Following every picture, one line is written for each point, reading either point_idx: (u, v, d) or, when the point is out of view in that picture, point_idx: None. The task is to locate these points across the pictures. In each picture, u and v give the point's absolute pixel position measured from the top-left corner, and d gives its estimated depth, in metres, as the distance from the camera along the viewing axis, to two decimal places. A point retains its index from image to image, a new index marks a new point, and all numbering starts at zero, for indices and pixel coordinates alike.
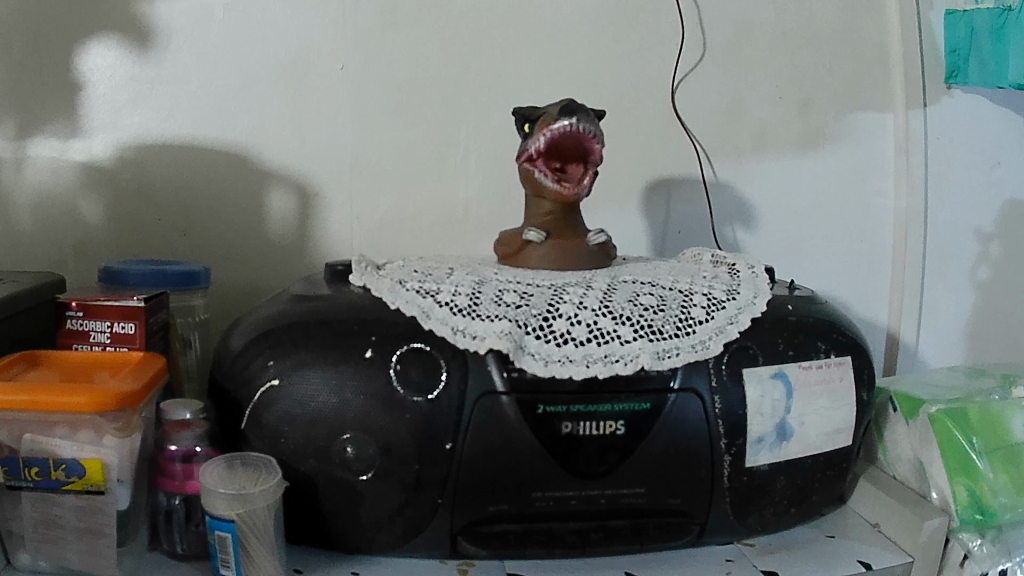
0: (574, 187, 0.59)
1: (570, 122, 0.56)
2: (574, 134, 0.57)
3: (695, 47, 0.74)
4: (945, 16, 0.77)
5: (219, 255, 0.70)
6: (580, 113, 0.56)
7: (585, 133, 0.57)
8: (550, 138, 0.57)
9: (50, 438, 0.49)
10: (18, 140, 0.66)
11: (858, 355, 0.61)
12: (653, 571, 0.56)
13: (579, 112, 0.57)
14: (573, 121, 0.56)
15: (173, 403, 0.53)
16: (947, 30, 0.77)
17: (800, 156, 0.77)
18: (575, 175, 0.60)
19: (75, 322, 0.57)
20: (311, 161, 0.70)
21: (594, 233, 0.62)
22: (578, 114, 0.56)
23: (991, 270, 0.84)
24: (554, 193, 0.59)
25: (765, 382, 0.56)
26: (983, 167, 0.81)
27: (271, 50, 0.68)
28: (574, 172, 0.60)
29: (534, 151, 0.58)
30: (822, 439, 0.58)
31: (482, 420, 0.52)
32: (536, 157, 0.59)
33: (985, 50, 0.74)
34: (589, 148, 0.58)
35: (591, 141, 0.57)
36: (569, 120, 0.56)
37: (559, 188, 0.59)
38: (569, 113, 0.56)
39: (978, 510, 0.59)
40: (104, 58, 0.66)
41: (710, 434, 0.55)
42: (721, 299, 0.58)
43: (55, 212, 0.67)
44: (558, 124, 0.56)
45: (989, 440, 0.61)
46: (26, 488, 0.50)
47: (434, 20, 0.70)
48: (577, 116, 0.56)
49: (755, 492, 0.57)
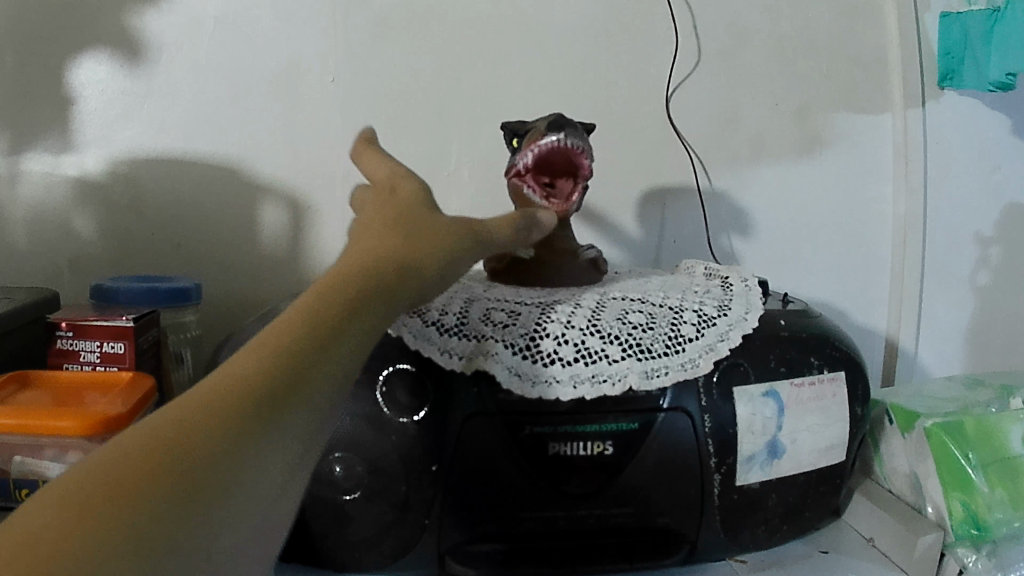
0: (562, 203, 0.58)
1: (561, 136, 0.56)
2: (563, 149, 0.56)
3: (690, 54, 0.73)
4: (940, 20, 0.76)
5: (210, 269, 0.70)
6: (567, 128, 0.56)
7: (573, 148, 0.56)
8: (538, 154, 0.56)
9: (39, 460, 0.50)
10: (12, 155, 0.66)
11: (852, 370, 0.60)
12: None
13: (566, 126, 0.56)
14: (560, 136, 0.55)
15: None
16: (943, 32, 0.75)
17: (799, 162, 0.76)
18: (563, 190, 0.59)
19: (65, 341, 0.58)
20: (304, 174, 0.70)
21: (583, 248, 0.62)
22: (565, 130, 0.56)
23: (991, 275, 0.83)
24: (543, 209, 0.58)
25: (756, 399, 0.55)
26: (983, 171, 0.80)
27: (263, 64, 0.68)
28: (563, 187, 0.59)
29: (523, 168, 0.58)
30: (815, 455, 0.58)
31: (469, 442, 0.52)
32: (524, 174, 0.58)
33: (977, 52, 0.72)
34: (577, 163, 0.58)
35: (580, 156, 0.57)
36: (557, 135, 0.55)
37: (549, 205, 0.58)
38: (558, 128, 0.56)
39: (974, 525, 0.58)
40: (96, 72, 0.66)
41: (699, 452, 0.54)
42: (712, 315, 0.57)
43: (51, 227, 0.67)
44: (546, 139, 0.55)
45: (986, 454, 0.60)
46: (18, 509, 0.52)
47: (424, 30, 0.69)
48: (565, 131, 0.56)
49: (746, 510, 0.56)
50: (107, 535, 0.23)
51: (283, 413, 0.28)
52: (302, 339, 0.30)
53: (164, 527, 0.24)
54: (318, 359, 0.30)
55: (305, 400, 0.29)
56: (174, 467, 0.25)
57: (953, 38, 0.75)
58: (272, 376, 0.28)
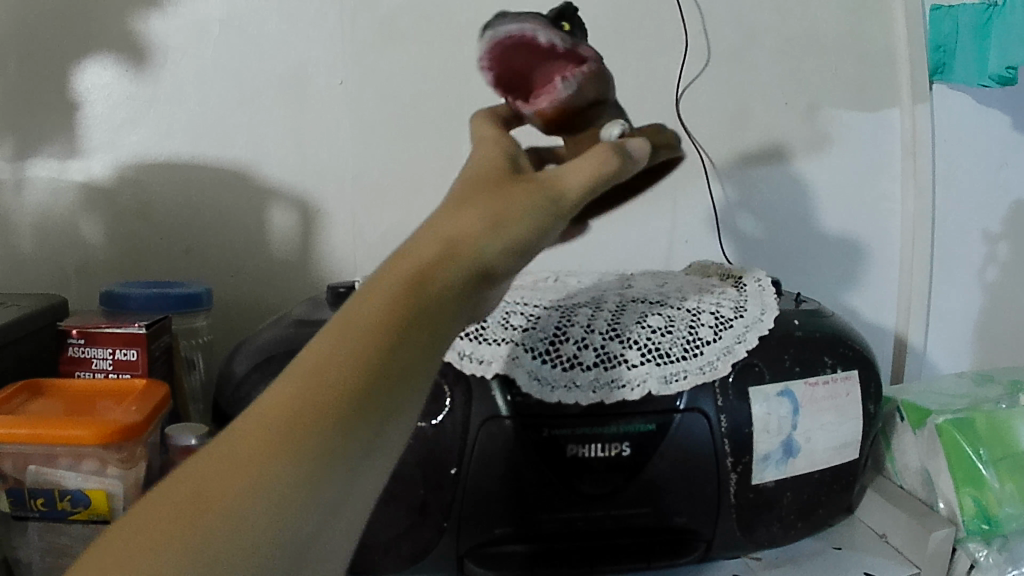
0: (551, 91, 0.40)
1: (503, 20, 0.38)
2: (511, 37, 0.37)
3: (699, 54, 0.72)
4: (930, 13, 0.75)
5: (220, 273, 0.70)
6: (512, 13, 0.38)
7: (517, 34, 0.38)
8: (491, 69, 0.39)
9: (55, 469, 0.52)
10: (16, 161, 0.65)
11: (865, 369, 0.60)
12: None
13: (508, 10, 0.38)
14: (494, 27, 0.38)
15: None
16: (932, 26, 0.75)
17: (808, 159, 0.76)
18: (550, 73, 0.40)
19: (76, 348, 0.57)
20: (314, 176, 0.69)
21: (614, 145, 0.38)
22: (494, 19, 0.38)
23: (1000, 271, 0.84)
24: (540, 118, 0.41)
25: (772, 399, 0.55)
26: (991, 168, 0.81)
27: (270, 67, 0.67)
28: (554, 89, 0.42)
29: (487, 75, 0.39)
30: (829, 453, 0.58)
31: (488, 444, 0.52)
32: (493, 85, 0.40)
33: (967, 48, 0.72)
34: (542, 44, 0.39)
35: (530, 38, 0.38)
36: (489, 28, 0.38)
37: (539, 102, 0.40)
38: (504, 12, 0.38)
39: (985, 519, 0.59)
40: (100, 77, 0.65)
41: (716, 453, 0.55)
42: (729, 317, 0.57)
43: (56, 232, 0.67)
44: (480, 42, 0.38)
45: (997, 450, 0.60)
46: (32, 518, 0.53)
47: (431, 32, 0.69)
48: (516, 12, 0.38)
49: (762, 507, 0.57)
50: (215, 537, 0.24)
51: (393, 394, 0.28)
52: (410, 314, 0.29)
53: (293, 513, 0.26)
54: (422, 331, 0.29)
55: (421, 368, 0.29)
56: (344, 393, 0.27)
57: (944, 32, 0.74)
58: (390, 339, 0.29)
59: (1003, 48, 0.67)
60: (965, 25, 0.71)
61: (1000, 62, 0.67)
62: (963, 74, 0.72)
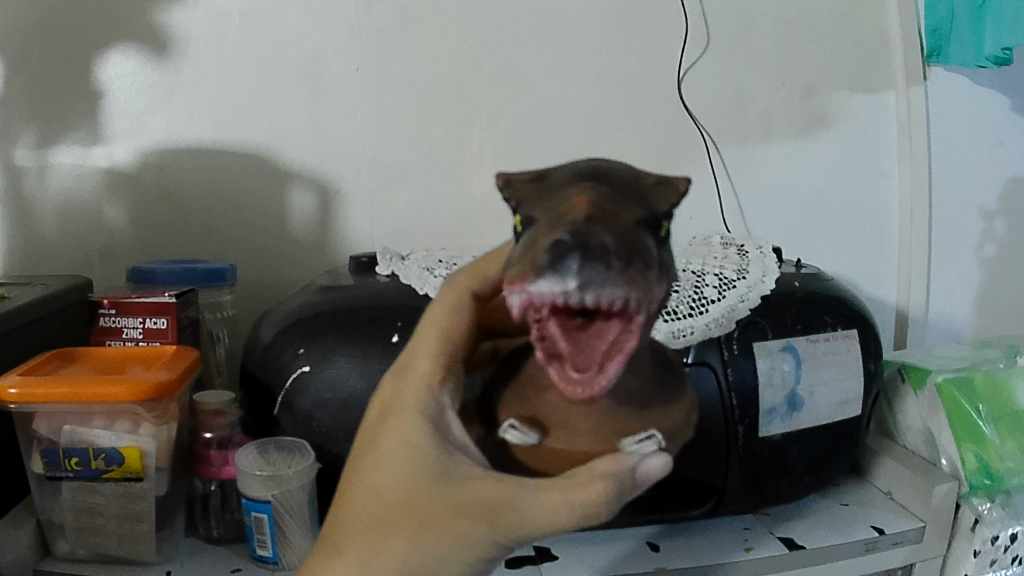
0: (595, 376, 0.27)
1: (560, 283, 0.25)
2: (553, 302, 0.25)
3: (699, 38, 0.75)
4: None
5: (242, 255, 0.72)
6: (592, 258, 0.25)
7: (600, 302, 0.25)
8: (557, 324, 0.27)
9: (89, 428, 0.53)
10: (41, 148, 0.68)
11: (865, 329, 0.63)
12: (685, 545, 0.58)
13: (569, 249, 0.25)
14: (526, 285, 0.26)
15: (243, 455, 0.55)
16: (928, 9, 0.77)
17: (805, 141, 0.79)
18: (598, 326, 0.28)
19: (107, 319, 0.60)
20: (332, 160, 0.72)
21: (632, 434, 0.32)
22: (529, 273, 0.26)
23: (997, 248, 0.87)
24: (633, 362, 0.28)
25: (775, 354, 0.58)
26: (985, 148, 0.84)
27: (289, 53, 0.69)
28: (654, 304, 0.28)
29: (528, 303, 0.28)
30: (832, 407, 0.60)
31: None
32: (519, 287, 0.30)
33: (964, 29, 0.73)
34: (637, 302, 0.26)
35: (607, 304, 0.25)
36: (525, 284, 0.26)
37: (559, 378, 0.28)
38: (576, 258, 0.25)
39: (986, 474, 0.61)
40: (124, 66, 0.68)
41: (724, 407, 0.57)
42: (732, 278, 0.61)
43: (81, 216, 0.70)
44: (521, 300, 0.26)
45: (996, 409, 0.64)
46: (66, 478, 0.54)
47: (444, 17, 0.71)
48: (555, 232, 0.26)
49: (770, 462, 0.59)
50: None
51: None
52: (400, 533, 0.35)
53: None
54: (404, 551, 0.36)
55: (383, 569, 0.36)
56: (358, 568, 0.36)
57: (940, 16, 0.76)
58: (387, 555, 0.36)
59: (997, 30, 0.69)
60: (961, 7, 0.73)
61: (995, 44, 0.69)
62: (960, 56, 0.74)
